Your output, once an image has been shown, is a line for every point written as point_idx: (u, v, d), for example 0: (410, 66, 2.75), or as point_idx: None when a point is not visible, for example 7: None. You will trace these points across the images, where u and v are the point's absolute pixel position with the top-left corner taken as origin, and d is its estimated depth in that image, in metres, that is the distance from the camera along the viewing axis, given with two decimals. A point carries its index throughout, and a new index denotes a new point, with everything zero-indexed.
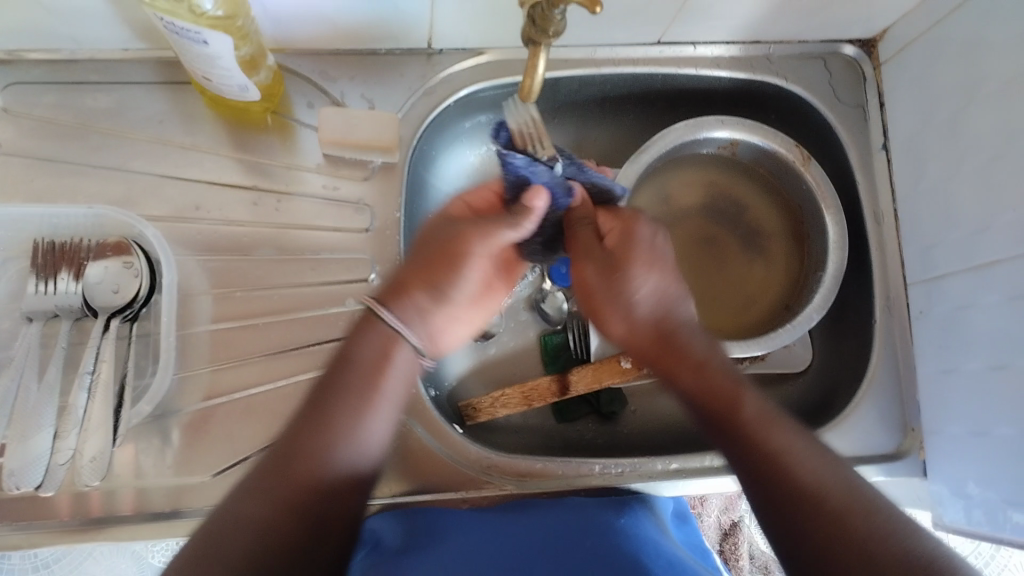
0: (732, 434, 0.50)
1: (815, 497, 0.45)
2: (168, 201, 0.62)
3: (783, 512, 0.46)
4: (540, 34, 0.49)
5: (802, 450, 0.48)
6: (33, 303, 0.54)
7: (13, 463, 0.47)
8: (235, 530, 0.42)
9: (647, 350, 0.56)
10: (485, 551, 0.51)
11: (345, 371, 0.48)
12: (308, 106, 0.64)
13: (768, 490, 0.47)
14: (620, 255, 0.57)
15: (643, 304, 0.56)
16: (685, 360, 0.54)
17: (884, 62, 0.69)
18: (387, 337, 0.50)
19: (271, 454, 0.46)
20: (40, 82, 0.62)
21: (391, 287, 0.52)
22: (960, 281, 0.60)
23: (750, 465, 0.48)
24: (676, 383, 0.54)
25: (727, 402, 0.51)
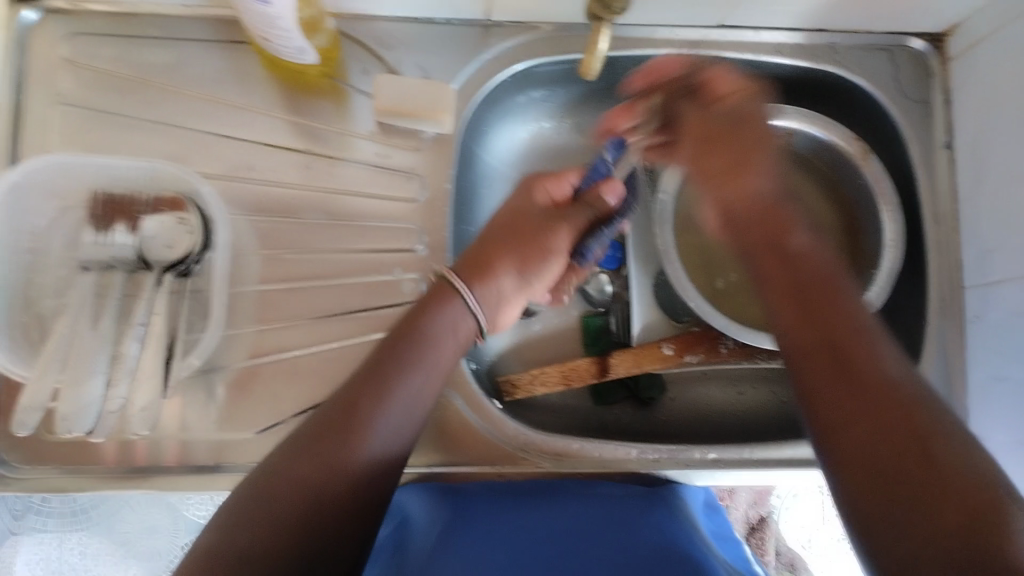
0: (806, 309, 0.49)
1: (900, 398, 0.43)
2: (224, 160, 0.62)
3: (839, 383, 0.45)
4: (605, 11, 0.51)
5: (878, 341, 0.47)
6: (90, 252, 0.54)
7: (65, 408, 0.48)
8: (291, 475, 0.45)
9: (746, 214, 0.56)
10: (511, 538, 0.52)
11: (400, 351, 0.52)
12: (362, 73, 0.64)
13: (832, 365, 0.46)
14: (749, 117, 0.60)
15: (754, 191, 0.57)
16: (777, 236, 0.54)
17: (953, 57, 0.67)
18: (459, 316, 0.55)
19: (326, 414, 0.48)
20: (104, 35, 0.63)
21: (477, 269, 0.58)
22: (1017, 286, 0.59)
23: (839, 355, 0.46)
24: (765, 258, 0.54)
25: (824, 293, 0.50)
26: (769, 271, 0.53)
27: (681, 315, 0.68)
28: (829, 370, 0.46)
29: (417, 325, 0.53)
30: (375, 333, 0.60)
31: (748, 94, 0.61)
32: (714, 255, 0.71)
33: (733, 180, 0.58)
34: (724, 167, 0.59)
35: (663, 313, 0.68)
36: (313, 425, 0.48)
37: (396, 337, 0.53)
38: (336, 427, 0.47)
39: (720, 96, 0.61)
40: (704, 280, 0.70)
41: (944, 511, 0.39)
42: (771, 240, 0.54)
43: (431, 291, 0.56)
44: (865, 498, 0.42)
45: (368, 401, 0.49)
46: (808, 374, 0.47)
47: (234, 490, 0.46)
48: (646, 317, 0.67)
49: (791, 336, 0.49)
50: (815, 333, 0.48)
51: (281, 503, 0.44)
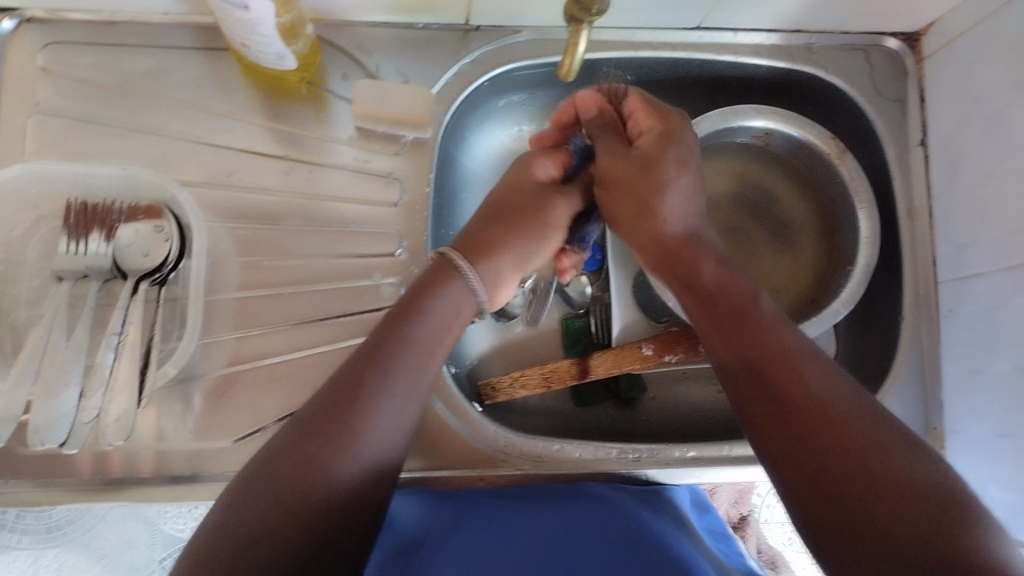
0: (739, 346, 0.50)
1: (839, 421, 0.44)
2: (202, 166, 0.62)
3: (779, 416, 0.46)
4: (583, 12, 0.51)
5: (810, 364, 0.48)
6: (63, 263, 0.54)
7: (38, 420, 0.47)
8: (285, 478, 0.44)
9: (656, 253, 0.56)
10: (498, 540, 0.52)
11: (397, 342, 0.50)
12: (342, 78, 0.64)
13: (767, 400, 0.47)
14: (656, 161, 0.56)
15: (676, 215, 0.56)
16: (692, 275, 0.54)
17: (928, 56, 0.68)
18: (460, 298, 0.54)
19: (304, 427, 0.46)
20: (79, 42, 0.62)
21: (478, 244, 0.56)
22: (992, 281, 0.59)
23: (766, 391, 0.47)
24: (685, 300, 0.54)
25: (737, 307, 0.51)
26: (694, 313, 0.53)
27: (661, 315, 0.68)
28: (757, 408, 0.47)
29: (416, 312, 0.52)
30: (355, 338, 0.60)
31: (669, 128, 0.57)
32: None
33: (646, 219, 0.56)
34: (648, 189, 0.55)
35: (641, 313, 0.68)
36: (295, 435, 0.46)
37: (390, 329, 0.51)
38: (318, 434, 0.46)
39: (637, 113, 0.58)
40: None
41: (892, 522, 0.40)
42: (683, 277, 0.54)
43: (432, 271, 0.54)
44: (813, 516, 0.43)
45: (364, 397, 0.48)
46: (759, 432, 0.47)
47: (222, 499, 0.44)
48: (626, 317, 0.67)
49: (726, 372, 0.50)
50: (753, 382, 0.48)
51: (271, 509, 0.43)
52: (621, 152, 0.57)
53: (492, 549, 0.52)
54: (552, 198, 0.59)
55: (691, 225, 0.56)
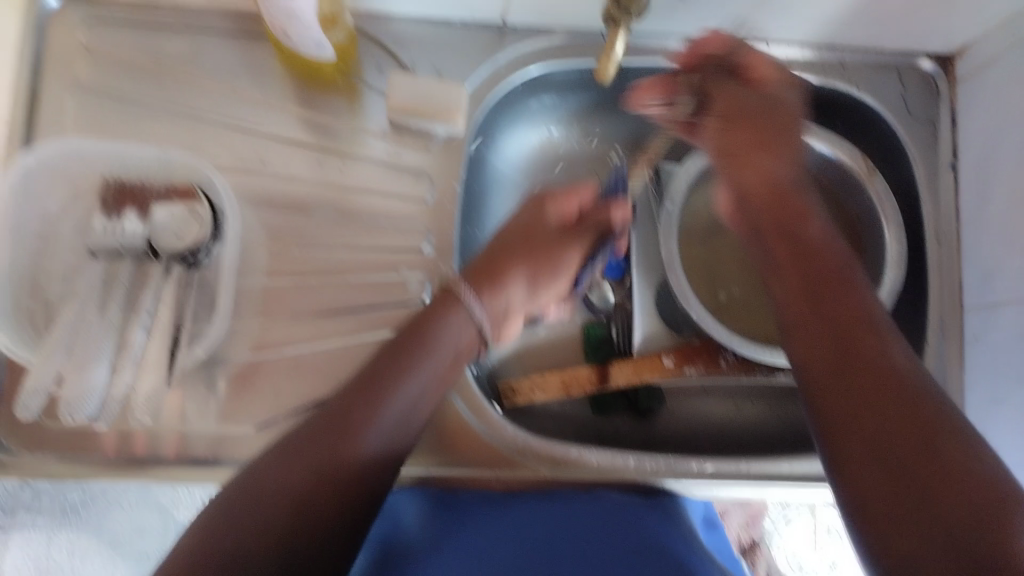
0: (815, 320, 0.50)
1: (902, 389, 0.44)
2: (235, 153, 0.63)
3: (849, 377, 0.46)
4: (620, 13, 0.52)
5: (891, 342, 0.47)
6: (98, 240, 0.55)
7: (70, 392, 0.49)
8: (284, 473, 0.45)
9: (756, 201, 0.58)
10: (500, 543, 0.54)
11: (397, 365, 0.51)
12: (377, 70, 0.65)
13: (835, 371, 0.47)
14: (773, 110, 0.60)
15: (778, 174, 0.58)
16: (793, 221, 0.56)
17: (962, 78, 0.68)
18: (463, 324, 0.55)
19: (315, 421, 0.47)
20: (120, 23, 0.63)
21: (488, 277, 0.57)
22: (1020, 311, 0.60)
23: (838, 346, 0.48)
24: (775, 241, 0.56)
25: (834, 269, 0.52)
26: (782, 259, 0.54)
27: (681, 326, 0.67)
28: (823, 365, 0.47)
29: (418, 340, 0.52)
30: (378, 330, 0.61)
31: (781, 118, 0.60)
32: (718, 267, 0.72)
33: (737, 164, 0.59)
34: (745, 152, 0.59)
35: (664, 325, 0.68)
36: (304, 428, 0.47)
37: (394, 351, 0.52)
38: (324, 432, 0.47)
39: (715, 97, 0.61)
40: (705, 290, 0.71)
41: (951, 508, 0.39)
42: (784, 229, 0.56)
43: (437, 301, 0.55)
44: (863, 491, 0.42)
45: (360, 408, 0.48)
46: (816, 387, 0.47)
47: (233, 479, 0.46)
48: (648, 327, 0.67)
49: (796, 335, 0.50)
50: (823, 322, 0.49)
51: (268, 508, 0.44)
52: (727, 112, 0.60)
53: (489, 552, 0.53)
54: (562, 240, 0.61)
55: (797, 180, 0.59)
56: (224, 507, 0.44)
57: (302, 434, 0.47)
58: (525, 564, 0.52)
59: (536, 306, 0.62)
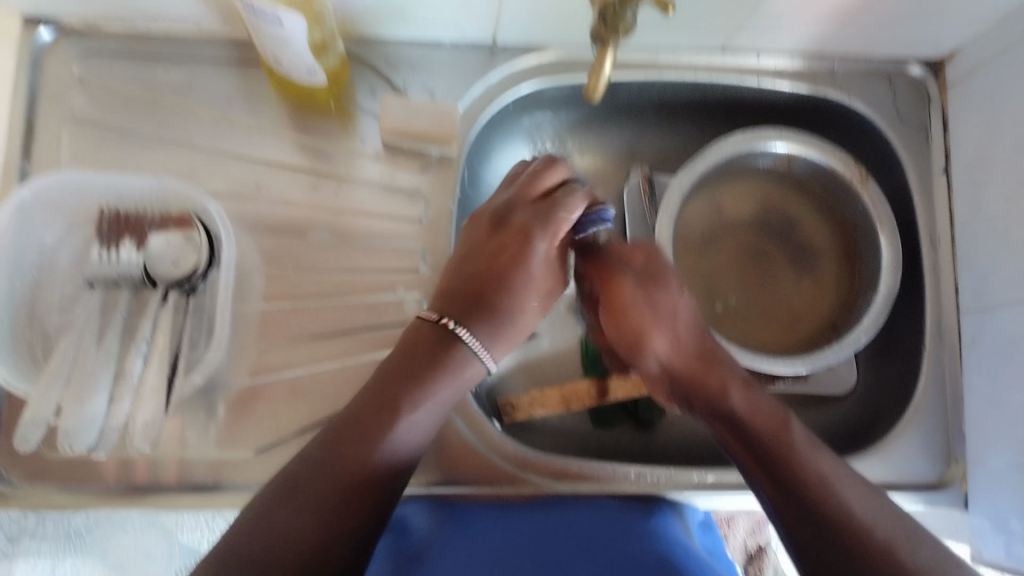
0: (774, 496, 0.48)
1: (864, 530, 0.45)
2: (230, 179, 0.63)
3: (816, 531, 0.46)
4: (609, 32, 0.51)
5: (842, 485, 0.47)
6: (97, 270, 0.55)
7: (68, 423, 0.49)
8: (289, 527, 0.43)
9: (681, 374, 0.54)
10: (514, 544, 0.53)
11: (393, 398, 0.48)
12: (370, 93, 0.65)
13: (805, 525, 0.46)
14: (655, 271, 0.56)
15: (675, 339, 0.55)
16: (717, 399, 0.52)
17: (952, 84, 0.68)
18: (462, 361, 0.50)
19: (313, 459, 0.45)
20: (114, 54, 0.64)
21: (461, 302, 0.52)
22: (1015, 312, 0.60)
23: (794, 496, 0.47)
24: (708, 418, 0.52)
25: (773, 425, 0.50)
26: (719, 429, 0.52)
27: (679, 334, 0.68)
28: (794, 522, 0.47)
29: (414, 378, 0.49)
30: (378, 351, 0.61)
31: (656, 264, 0.57)
32: (715, 277, 0.72)
33: (636, 351, 0.57)
34: (639, 325, 0.55)
35: None
36: (302, 467, 0.45)
37: (394, 382, 0.49)
38: (326, 468, 0.45)
39: (618, 251, 0.58)
40: (705, 301, 0.71)
41: None
42: (711, 401, 0.52)
43: (413, 336, 0.51)
44: None
45: (355, 445, 0.46)
46: (793, 541, 0.47)
47: (243, 511, 0.44)
48: None
49: (769, 506, 0.49)
50: (768, 476, 0.49)
51: (276, 552, 0.42)
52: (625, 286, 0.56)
53: (498, 554, 0.52)
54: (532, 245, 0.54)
55: (694, 339, 0.55)
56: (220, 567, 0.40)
57: (299, 472, 0.45)
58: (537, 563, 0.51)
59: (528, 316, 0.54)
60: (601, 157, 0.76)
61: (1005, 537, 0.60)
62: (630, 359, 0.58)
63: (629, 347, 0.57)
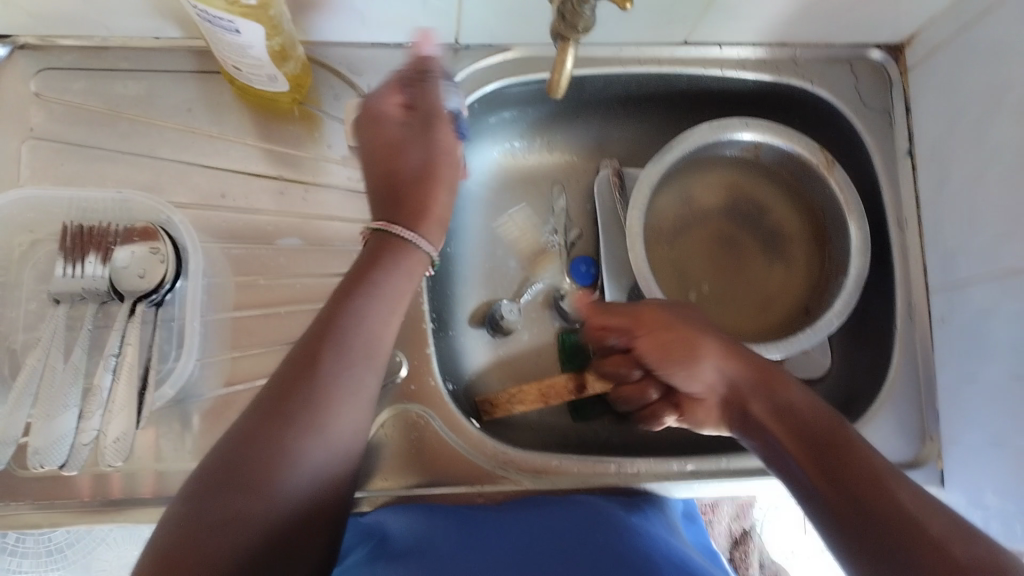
0: (815, 476, 0.48)
1: (909, 520, 0.43)
2: (194, 188, 0.62)
3: (863, 519, 0.45)
4: (569, 29, 0.49)
5: (901, 479, 0.46)
6: (61, 285, 0.54)
7: (37, 442, 0.48)
8: (274, 441, 0.44)
9: (732, 393, 0.54)
10: (498, 538, 0.52)
11: (345, 313, 0.49)
12: (334, 98, 0.65)
13: (854, 516, 0.45)
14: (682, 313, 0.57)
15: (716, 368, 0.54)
16: (778, 390, 0.53)
17: (911, 67, 0.69)
18: (400, 255, 0.53)
19: (258, 422, 0.44)
20: (72, 68, 0.63)
21: (392, 206, 0.55)
22: (983, 286, 0.60)
23: (833, 480, 0.47)
24: (766, 419, 0.52)
25: (816, 415, 0.51)
26: (767, 423, 0.52)
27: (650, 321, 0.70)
28: (837, 515, 0.46)
29: (367, 286, 0.50)
30: None
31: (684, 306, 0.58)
32: (689, 267, 0.72)
33: (686, 375, 0.55)
34: (676, 350, 0.55)
35: None
36: (248, 429, 0.44)
37: (323, 333, 0.48)
38: (274, 430, 0.44)
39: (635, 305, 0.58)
40: (678, 291, 0.71)
41: None
42: (767, 398, 0.53)
43: (372, 249, 0.53)
44: None
45: (321, 364, 0.47)
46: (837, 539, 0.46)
47: (193, 484, 0.43)
48: None
49: (823, 505, 0.47)
50: (808, 461, 0.49)
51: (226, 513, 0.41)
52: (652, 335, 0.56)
53: (480, 544, 0.51)
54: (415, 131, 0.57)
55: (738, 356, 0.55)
56: (207, 482, 0.42)
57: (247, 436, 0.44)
58: (516, 556, 0.50)
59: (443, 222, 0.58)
60: (569, 153, 0.76)
61: (981, 511, 0.60)
62: (676, 376, 0.56)
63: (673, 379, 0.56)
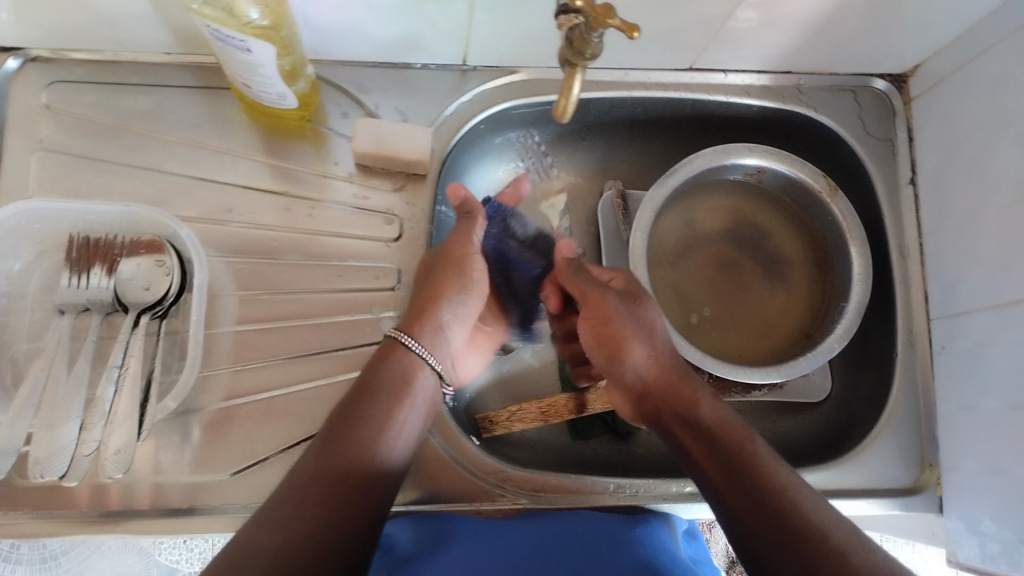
0: (723, 486, 0.50)
1: (812, 529, 0.46)
2: (201, 203, 0.63)
3: (768, 531, 0.47)
4: (577, 56, 0.50)
5: (805, 496, 0.48)
6: (65, 296, 0.55)
7: (38, 451, 0.48)
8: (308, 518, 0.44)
9: (652, 390, 0.56)
10: (501, 548, 0.54)
11: (371, 387, 0.52)
12: (342, 116, 0.65)
13: (760, 529, 0.47)
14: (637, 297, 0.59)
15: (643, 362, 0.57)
16: (688, 407, 0.54)
17: (915, 96, 0.69)
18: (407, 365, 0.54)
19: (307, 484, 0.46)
20: (84, 81, 0.64)
21: (414, 316, 0.56)
22: (983, 317, 0.60)
23: (738, 489, 0.49)
24: (676, 430, 0.54)
25: (726, 429, 0.53)
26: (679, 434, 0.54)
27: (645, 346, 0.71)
28: (745, 523, 0.48)
29: (389, 361, 0.53)
30: (350, 372, 0.61)
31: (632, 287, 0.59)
32: (692, 290, 0.72)
33: (614, 362, 0.58)
34: (616, 341, 0.57)
35: None
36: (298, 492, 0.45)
37: (358, 405, 0.50)
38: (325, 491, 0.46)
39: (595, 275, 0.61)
40: (680, 313, 0.71)
41: None
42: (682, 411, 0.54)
43: (387, 351, 0.54)
44: None
45: (359, 431, 0.49)
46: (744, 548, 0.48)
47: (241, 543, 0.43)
48: None
49: (731, 519, 0.49)
50: (716, 471, 0.51)
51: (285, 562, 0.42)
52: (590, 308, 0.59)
53: (483, 558, 0.53)
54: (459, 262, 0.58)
55: (663, 361, 0.57)
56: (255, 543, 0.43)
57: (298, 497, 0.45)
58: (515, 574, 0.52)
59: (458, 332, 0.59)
60: (574, 175, 0.76)
61: (979, 541, 0.60)
62: (607, 370, 0.59)
63: (609, 365, 0.58)
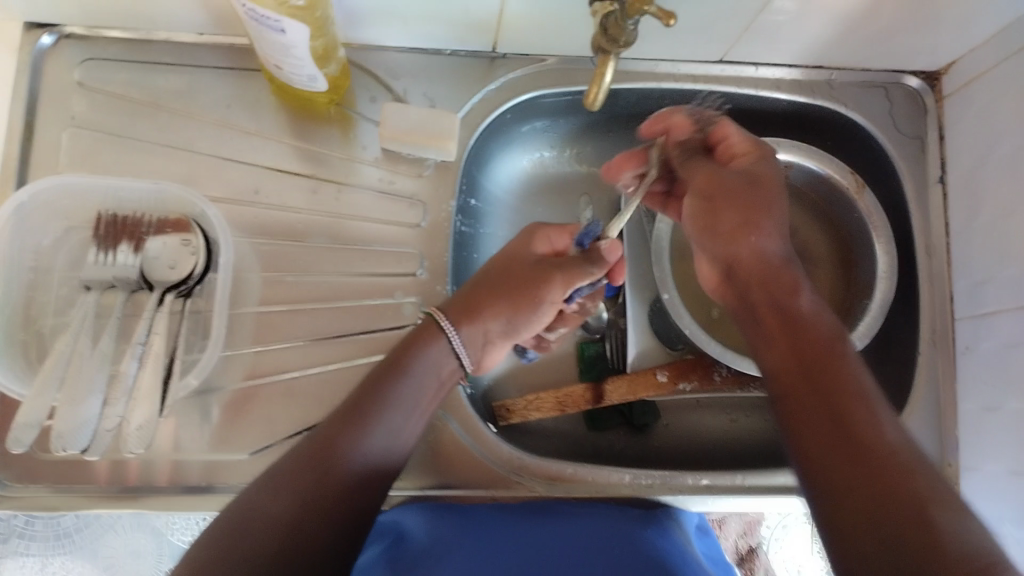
0: (801, 388, 0.47)
1: (890, 459, 0.42)
2: (227, 182, 0.63)
3: (828, 456, 0.44)
4: (609, 44, 0.50)
5: (882, 412, 0.45)
6: (92, 272, 0.56)
7: (62, 426, 0.49)
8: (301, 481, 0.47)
9: (743, 272, 0.54)
10: (500, 549, 0.53)
11: (400, 367, 0.53)
12: (370, 101, 0.65)
13: (835, 464, 0.43)
14: (760, 180, 0.55)
15: (765, 255, 0.54)
16: (785, 297, 0.51)
17: (949, 95, 0.68)
18: (441, 353, 0.55)
19: (307, 450, 0.48)
20: (116, 59, 0.64)
21: (465, 306, 0.57)
22: (1011, 320, 0.59)
23: (822, 390, 0.46)
24: (767, 315, 0.52)
25: (824, 340, 0.49)
26: (772, 328, 0.51)
27: (675, 343, 0.69)
28: (809, 423, 0.46)
29: (419, 344, 0.55)
30: (371, 356, 0.61)
31: (761, 153, 0.57)
32: None
33: (734, 240, 0.54)
34: (735, 205, 0.54)
35: (658, 340, 0.69)
36: (297, 459, 0.47)
37: (380, 380, 0.52)
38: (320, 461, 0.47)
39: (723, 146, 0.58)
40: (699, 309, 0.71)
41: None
42: (775, 299, 0.52)
43: (421, 329, 0.56)
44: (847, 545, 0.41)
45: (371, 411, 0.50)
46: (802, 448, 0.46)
47: (233, 507, 0.46)
48: (640, 343, 0.69)
49: (793, 411, 0.47)
50: (801, 368, 0.48)
51: (262, 533, 0.44)
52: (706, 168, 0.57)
53: (495, 556, 0.52)
54: (542, 276, 0.59)
55: (788, 251, 0.54)
56: (250, 504, 0.45)
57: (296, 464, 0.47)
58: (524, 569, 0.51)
59: (505, 342, 0.60)
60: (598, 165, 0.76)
61: None
62: (729, 244, 0.54)
63: (739, 242, 0.54)
